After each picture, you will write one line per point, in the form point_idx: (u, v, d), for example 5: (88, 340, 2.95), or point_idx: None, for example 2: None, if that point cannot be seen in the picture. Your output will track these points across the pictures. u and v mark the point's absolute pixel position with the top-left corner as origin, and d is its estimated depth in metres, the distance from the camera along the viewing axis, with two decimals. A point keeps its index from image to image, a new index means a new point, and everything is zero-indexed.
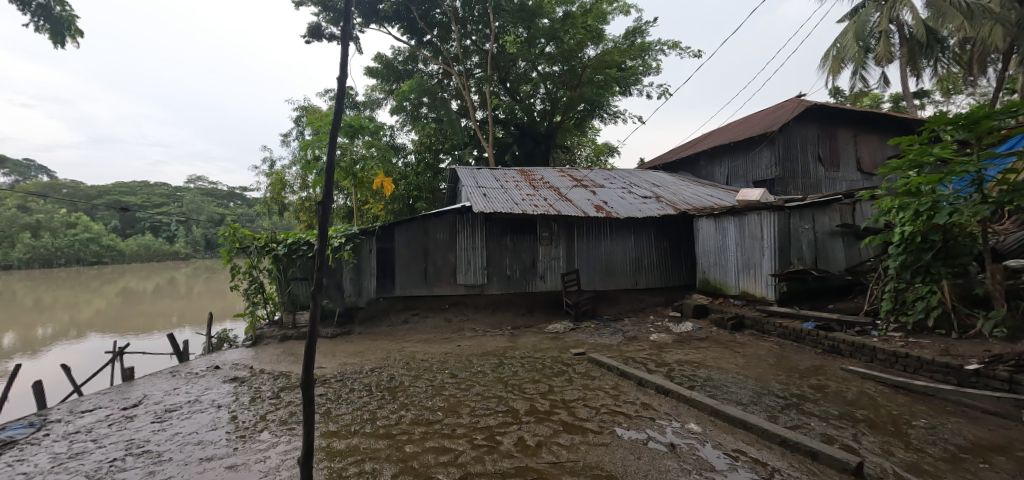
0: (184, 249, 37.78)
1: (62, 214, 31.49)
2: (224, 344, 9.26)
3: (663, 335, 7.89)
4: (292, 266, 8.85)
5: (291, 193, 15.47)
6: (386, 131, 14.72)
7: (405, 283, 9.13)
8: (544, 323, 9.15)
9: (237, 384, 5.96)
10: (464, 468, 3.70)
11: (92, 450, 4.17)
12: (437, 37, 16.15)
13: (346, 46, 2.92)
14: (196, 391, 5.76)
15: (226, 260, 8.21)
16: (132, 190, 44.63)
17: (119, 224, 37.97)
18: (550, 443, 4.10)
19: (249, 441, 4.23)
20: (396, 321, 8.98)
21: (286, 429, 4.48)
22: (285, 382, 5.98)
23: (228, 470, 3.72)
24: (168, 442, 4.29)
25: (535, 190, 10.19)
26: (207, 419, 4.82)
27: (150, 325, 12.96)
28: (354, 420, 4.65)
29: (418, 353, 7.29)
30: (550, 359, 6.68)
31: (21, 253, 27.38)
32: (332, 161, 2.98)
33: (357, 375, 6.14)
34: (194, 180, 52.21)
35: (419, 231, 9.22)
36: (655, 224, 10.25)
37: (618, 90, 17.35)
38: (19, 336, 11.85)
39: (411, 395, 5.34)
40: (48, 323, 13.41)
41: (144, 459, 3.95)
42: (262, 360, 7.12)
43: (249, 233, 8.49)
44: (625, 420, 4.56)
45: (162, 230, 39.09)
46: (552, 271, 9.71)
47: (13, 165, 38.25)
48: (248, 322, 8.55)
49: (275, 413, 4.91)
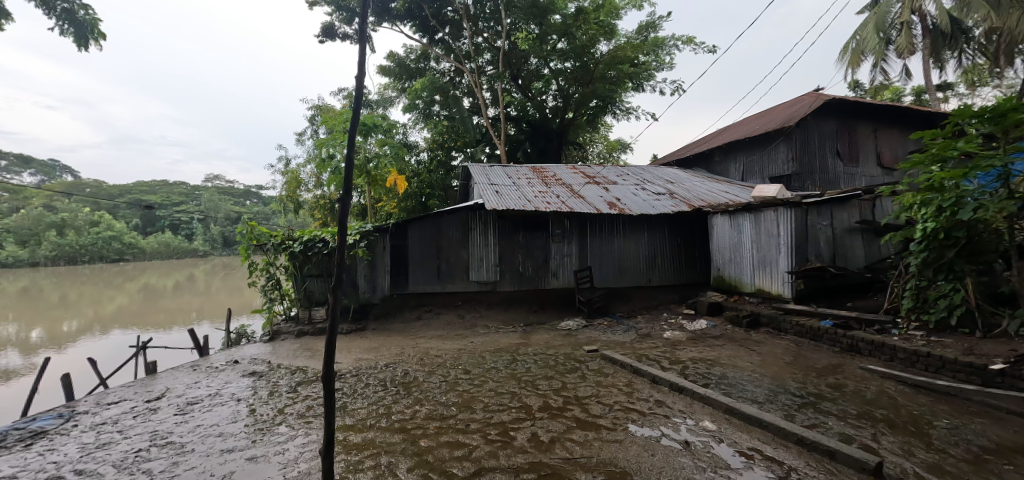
0: (202, 247, 38.66)
1: (86, 213, 32.43)
2: (242, 340, 9.47)
3: (677, 333, 7.82)
4: (307, 263, 8.93)
5: (306, 192, 15.67)
6: (399, 130, 14.87)
7: (419, 280, 9.21)
8: (556, 320, 9.15)
9: (256, 378, 6.08)
10: (478, 463, 3.73)
11: (118, 441, 4.30)
12: (449, 35, 16.14)
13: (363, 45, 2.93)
14: (216, 384, 5.91)
15: (243, 257, 8.44)
16: (150, 189, 45.63)
17: (139, 222, 38.94)
18: (563, 439, 4.12)
19: (267, 434, 4.32)
20: (409, 317, 9.08)
21: (304, 422, 4.57)
22: (302, 377, 6.09)
23: (248, 462, 3.82)
24: (190, 434, 4.40)
25: (548, 188, 10.15)
26: (227, 412, 4.93)
27: (170, 321, 13.31)
28: (369, 414, 4.72)
29: (432, 349, 7.35)
30: (564, 356, 6.67)
31: (48, 250, 28.34)
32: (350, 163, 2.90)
33: (372, 371, 6.23)
34: (211, 179, 53.33)
35: (432, 229, 9.29)
36: (669, 221, 10.16)
37: (631, 86, 17.20)
38: (46, 330, 12.25)
39: (426, 390, 5.40)
40: (73, 318, 13.86)
41: (167, 450, 4.07)
42: (280, 355, 7.25)
43: (266, 231, 8.71)
44: (639, 417, 4.54)
45: (182, 227, 39.91)
46: (564, 269, 9.69)
47: (42, 166, 39.50)
48: (266, 317, 8.74)
49: (293, 407, 5.01)
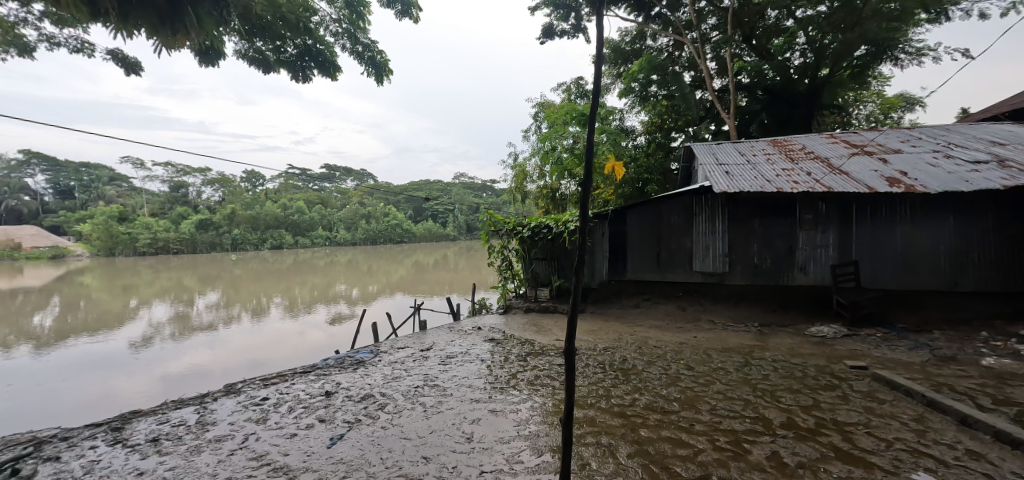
0: (453, 232, 47.21)
1: (382, 206, 43.53)
2: (483, 310, 11.20)
3: (1007, 361, 5.52)
4: (533, 247, 9.80)
5: (530, 183, 17.20)
6: (614, 116, 14.77)
7: (637, 268, 9.15)
8: (803, 323, 7.65)
9: (494, 344, 7.07)
10: (705, 469, 3.45)
11: (404, 377, 5.64)
12: (666, 8, 15.09)
13: (598, 15, 2.50)
14: (466, 345, 7.13)
15: (485, 241, 9.97)
16: (420, 187, 58.03)
17: (413, 212, 50.07)
18: (815, 468, 3.42)
19: (504, 393, 4.98)
20: (627, 304, 9.19)
21: (533, 388, 5.09)
22: (531, 348, 6.78)
23: (491, 413, 4.48)
24: (450, 381, 5.44)
25: (794, 164, 8.48)
26: (474, 369, 5.89)
27: (433, 290, 16.88)
28: (590, 393, 4.91)
29: (650, 339, 7.17)
30: (814, 368, 5.52)
31: (361, 234, 39.92)
32: (589, 166, 2.19)
33: (592, 352, 6.47)
34: (460, 176, 64.32)
35: (652, 214, 8.96)
36: (996, 202, 7.17)
37: (927, 16, 12.66)
38: (362, 290, 17.19)
39: (645, 380, 5.28)
40: (375, 283, 19.02)
41: (435, 391, 5.12)
42: (512, 327, 8.26)
43: (501, 218, 9.95)
44: (938, 467, 3.39)
45: (440, 217, 49.44)
46: (816, 263, 7.95)
47: (359, 175, 55.06)
48: (501, 292, 10.15)
49: (524, 373, 5.62)
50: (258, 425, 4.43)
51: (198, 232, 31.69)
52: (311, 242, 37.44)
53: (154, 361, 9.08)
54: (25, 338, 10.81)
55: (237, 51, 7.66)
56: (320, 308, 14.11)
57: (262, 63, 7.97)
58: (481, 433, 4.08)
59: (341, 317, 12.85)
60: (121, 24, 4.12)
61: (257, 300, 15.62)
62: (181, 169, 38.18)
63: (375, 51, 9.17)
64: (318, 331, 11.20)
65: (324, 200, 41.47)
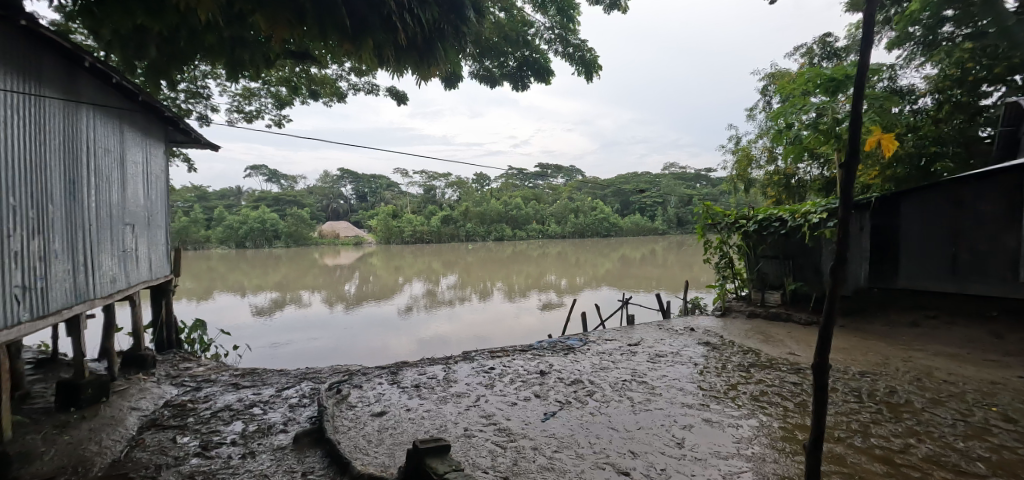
0: (661, 226, 45.12)
1: (589, 201, 44.69)
2: (697, 310, 10.36)
3: None
4: (761, 243, 8.55)
5: (756, 169, 14.96)
6: (880, 76, 11.51)
7: (917, 274, 7.07)
8: None
9: (710, 349, 6.44)
10: None
11: (611, 369, 5.68)
12: None
13: None
14: (678, 345, 6.72)
15: (700, 236, 9.13)
16: (628, 180, 57.15)
17: (620, 206, 49.82)
18: None
19: (722, 404, 4.49)
20: (898, 321, 7.17)
21: (758, 405, 4.43)
22: (755, 359, 5.92)
23: (704, 422, 4.11)
24: (658, 380, 5.22)
25: None
26: (686, 372, 5.49)
27: (640, 285, 16.50)
28: (837, 425, 3.99)
29: (938, 370, 5.36)
30: None
31: (570, 227, 41.95)
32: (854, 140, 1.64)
33: (841, 375, 5.24)
34: (670, 167, 60.81)
35: (948, 203, 6.76)
36: None
37: None
38: (570, 281, 18.08)
39: (927, 424, 3.98)
40: (582, 274, 19.75)
41: (643, 388, 4.99)
42: (731, 332, 7.39)
43: (720, 210, 8.96)
44: None
45: (647, 210, 47.80)
46: None
47: (569, 172, 57.73)
48: (718, 292, 9.24)
49: (746, 386, 4.96)
50: (487, 390, 5.15)
51: (443, 225, 38.88)
52: (526, 235, 41.42)
53: (414, 326, 11.53)
54: (340, 300, 15.21)
55: (471, 72, 8.96)
56: (534, 295, 15.41)
57: (489, 79, 9.08)
58: (693, 441, 3.78)
59: (551, 304, 13.78)
60: (396, 67, 5.05)
61: (484, 284, 18.12)
62: (431, 174, 47.30)
63: (584, 50, 9.41)
64: (531, 315, 12.29)
65: (537, 196, 44.96)
